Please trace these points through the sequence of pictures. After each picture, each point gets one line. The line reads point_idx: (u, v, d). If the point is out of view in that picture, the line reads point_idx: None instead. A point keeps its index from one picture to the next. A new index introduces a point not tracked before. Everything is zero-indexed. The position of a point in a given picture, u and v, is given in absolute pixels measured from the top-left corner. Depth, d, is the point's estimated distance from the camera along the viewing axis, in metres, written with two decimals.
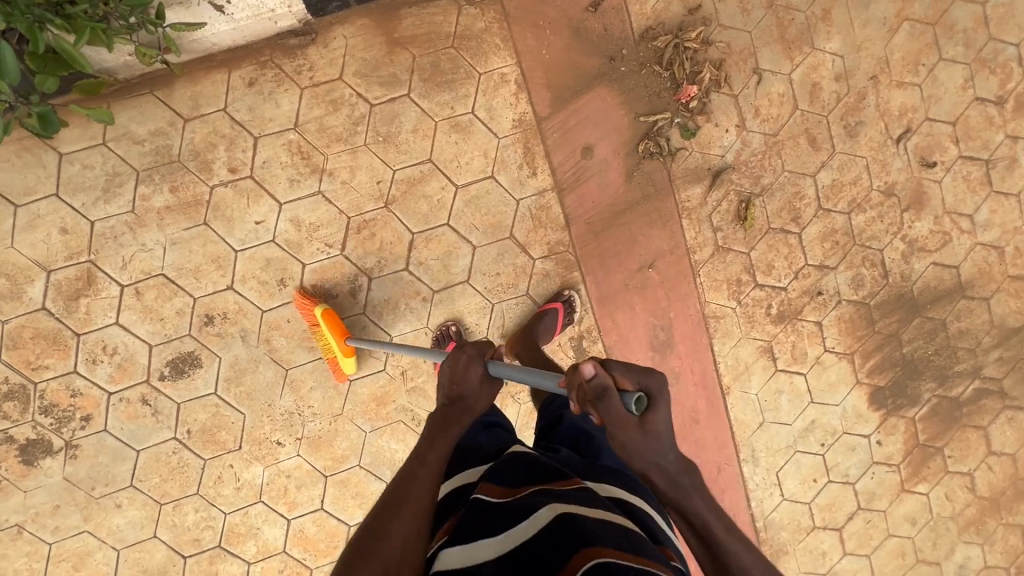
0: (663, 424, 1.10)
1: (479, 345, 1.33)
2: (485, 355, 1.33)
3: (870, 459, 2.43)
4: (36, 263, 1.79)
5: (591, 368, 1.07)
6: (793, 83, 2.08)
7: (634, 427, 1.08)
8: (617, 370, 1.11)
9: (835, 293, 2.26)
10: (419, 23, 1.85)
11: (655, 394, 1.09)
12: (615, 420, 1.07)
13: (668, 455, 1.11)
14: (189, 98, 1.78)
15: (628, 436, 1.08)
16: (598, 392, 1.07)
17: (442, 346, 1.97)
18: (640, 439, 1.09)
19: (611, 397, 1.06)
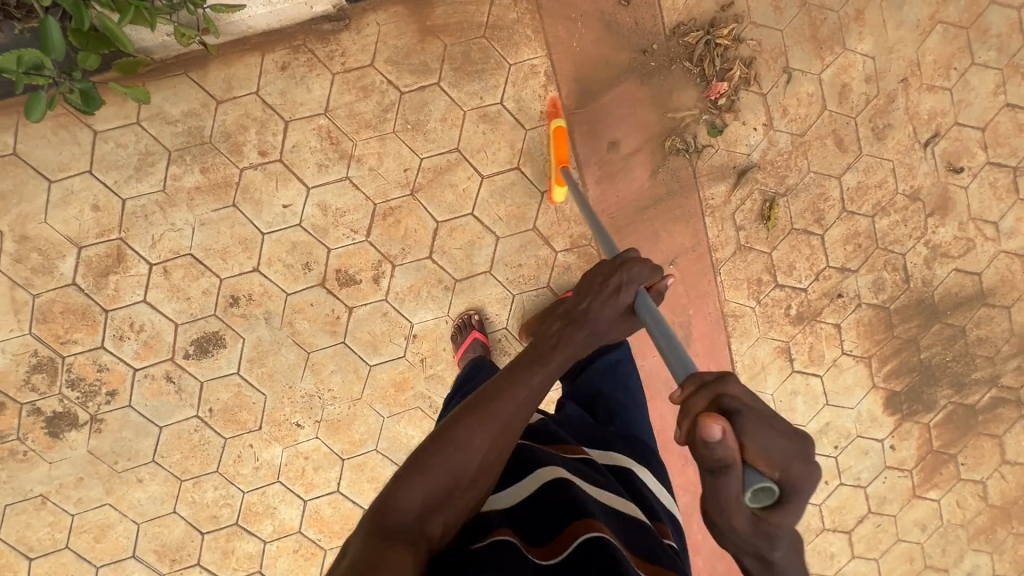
0: (784, 522, 0.79)
1: (644, 266, 1.14)
2: (641, 281, 1.14)
3: (883, 463, 2.43)
4: (68, 238, 1.82)
5: (718, 432, 0.74)
6: (823, 83, 2.07)
7: (744, 516, 0.79)
8: (759, 444, 0.76)
9: (855, 295, 2.26)
10: (451, 12, 1.86)
11: (790, 489, 0.77)
12: (719, 497, 0.78)
13: (773, 549, 0.83)
14: (222, 80, 1.80)
15: (731, 521, 0.80)
16: (716, 464, 0.75)
17: (465, 334, 2.00)
18: (744, 528, 0.81)
19: (729, 474, 0.76)
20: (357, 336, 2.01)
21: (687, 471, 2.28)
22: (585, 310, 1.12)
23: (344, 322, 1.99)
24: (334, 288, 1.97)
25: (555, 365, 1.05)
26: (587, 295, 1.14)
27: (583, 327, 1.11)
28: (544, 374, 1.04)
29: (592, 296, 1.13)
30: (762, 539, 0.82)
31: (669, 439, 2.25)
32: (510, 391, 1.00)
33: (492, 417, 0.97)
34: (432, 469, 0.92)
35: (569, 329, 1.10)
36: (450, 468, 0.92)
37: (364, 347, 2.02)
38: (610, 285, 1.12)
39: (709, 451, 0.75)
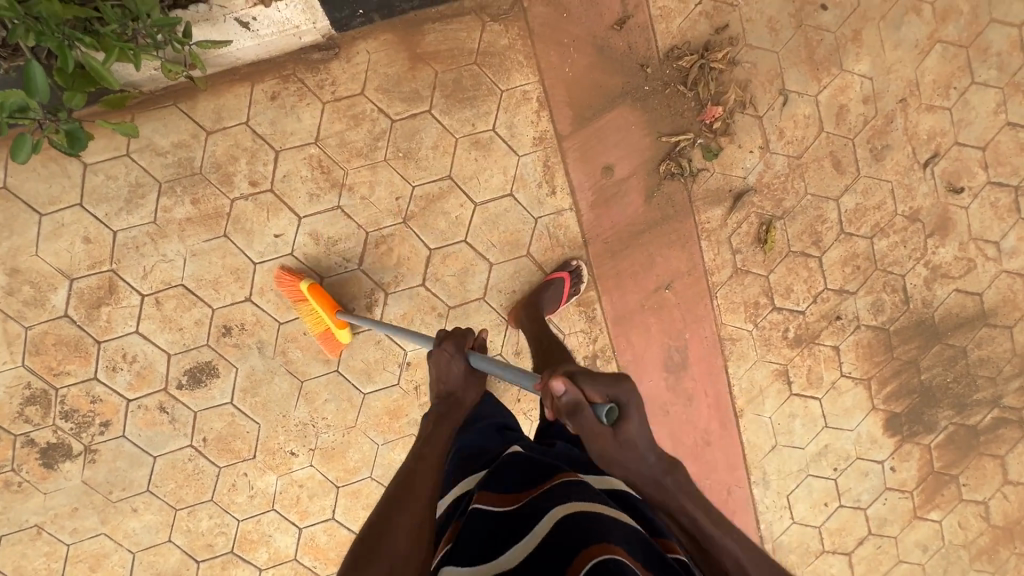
0: (632, 433, 1.06)
1: (461, 337, 1.44)
2: (463, 347, 1.43)
3: (882, 484, 2.41)
4: (59, 270, 1.82)
5: (561, 385, 1.03)
6: (820, 104, 2.04)
7: (608, 439, 1.06)
8: (588, 383, 1.05)
9: (854, 317, 2.23)
10: (442, 39, 1.83)
11: (625, 403, 1.04)
12: (588, 432, 1.05)
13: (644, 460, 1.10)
14: (212, 111, 1.79)
15: (599, 450, 1.07)
16: (569, 407, 1.04)
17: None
18: (617, 450, 1.07)
19: (584, 411, 1.03)
20: (351, 365, 2.00)
21: None
22: (448, 388, 1.42)
23: (337, 351, 1.98)
24: None
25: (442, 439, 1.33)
26: (433, 366, 1.44)
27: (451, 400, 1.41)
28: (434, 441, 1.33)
29: (438, 366, 1.42)
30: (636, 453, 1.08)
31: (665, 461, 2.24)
32: (418, 475, 1.23)
33: (410, 489, 1.19)
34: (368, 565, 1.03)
35: (440, 417, 1.38)
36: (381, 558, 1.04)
37: (358, 375, 2.01)
38: (444, 360, 1.42)
39: (563, 400, 1.04)
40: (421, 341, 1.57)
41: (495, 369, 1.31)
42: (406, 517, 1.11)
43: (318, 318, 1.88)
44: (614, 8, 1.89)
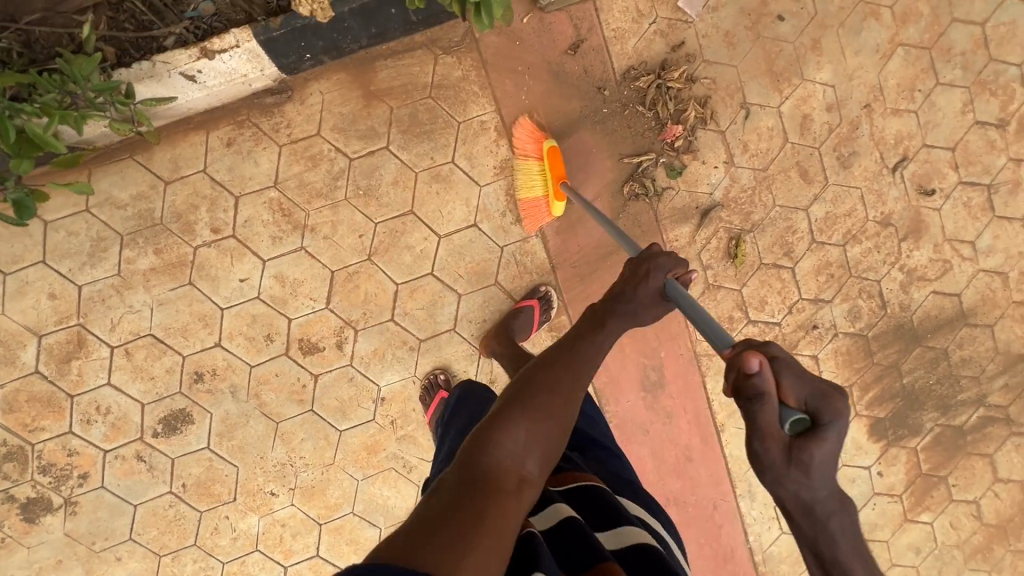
0: (820, 459, 0.83)
1: (670, 259, 1.24)
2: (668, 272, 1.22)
3: (871, 490, 2.39)
4: (27, 328, 1.82)
5: (756, 363, 0.85)
6: (782, 115, 2.03)
7: (781, 448, 0.85)
8: (788, 378, 0.86)
9: (831, 325, 2.22)
10: (395, 75, 1.83)
11: (826, 421, 0.83)
12: (757, 427, 0.86)
13: (814, 484, 0.84)
14: (168, 161, 1.79)
15: (768, 454, 0.86)
16: (755, 392, 0.85)
17: (432, 394, 1.96)
18: (781, 464, 0.85)
19: (766, 402, 0.84)
20: (325, 403, 2.00)
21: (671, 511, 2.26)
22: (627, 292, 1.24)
23: (310, 390, 1.98)
24: (297, 356, 1.96)
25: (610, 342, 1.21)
26: (622, 281, 1.25)
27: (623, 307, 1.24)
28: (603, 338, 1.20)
29: (621, 288, 1.24)
30: (811, 476, 0.84)
31: (650, 481, 2.23)
32: (587, 347, 1.19)
33: (577, 363, 1.16)
34: (523, 418, 1.04)
35: (612, 308, 1.22)
36: (538, 416, 1.06)
37: (333, 413, 2.01)
38: (641, 277, 1.23)
39: (750, 380, 0.85)
40: (630, 245, 1.41)
41: (687, 299, 1.12)
42: (572, 387, 1.12)
43: (543, 183, 1.89)
44: (566, 34, 1.88)
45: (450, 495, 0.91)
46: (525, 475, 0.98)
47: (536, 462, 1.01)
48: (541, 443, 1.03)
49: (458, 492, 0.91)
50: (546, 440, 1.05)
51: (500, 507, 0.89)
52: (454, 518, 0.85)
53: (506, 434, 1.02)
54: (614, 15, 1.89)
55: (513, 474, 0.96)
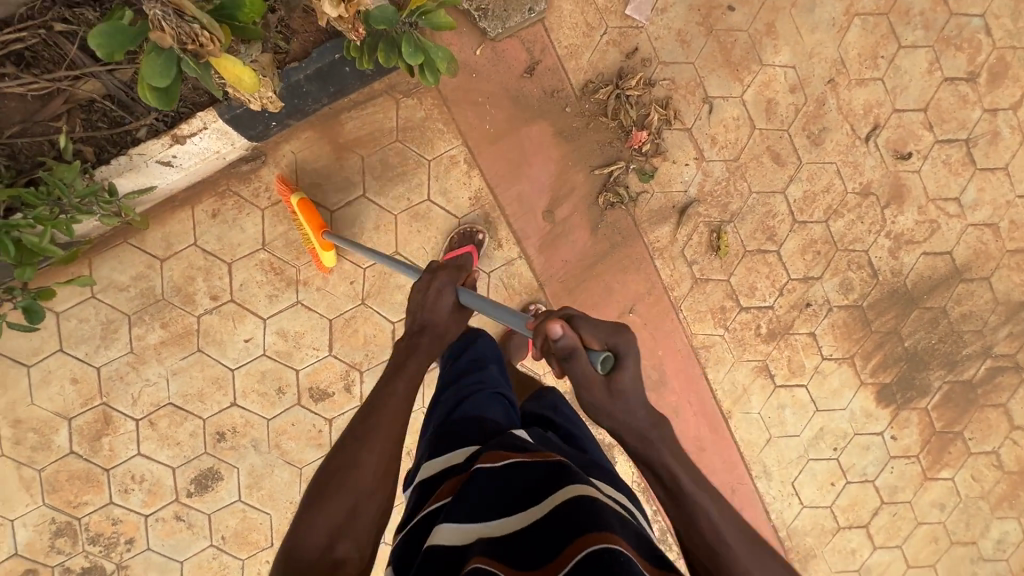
0: (629, 382, 1.09)
1: (453, 270, 1.32)
2: (456, 283, 1.31)
3: (886, 454, 2.42)
4: (57, 413, 1.94)
5: (559, 329, 1.04)
6: (746, 104, 2.04)
7: (601, 386, 1.08)
8: (586, 329, 1.08)
9: (825, 301, 2.24)
10: (360, 125, 1.88)
11: (622, 354, 1.08)
12: (580, 378, 1.07)
13: (636, 410, 1.10)
14: (160, 239, 1.88)
15: (592, 395, 1.09)
16: (569, 351, 1.05)
17: (462, 242, 1.95)
18: (604, 399, 1.09)
19: (579, 355, 1.06)
20: None
21: None
22: (425, 321, 1.29)
23: (327, 434, 2.07)
24: (309, 404, 2.05)
25: (402, 379, 1.20)
26: (415, 309, 1.30)
27: (425, 333, 1.28)
28: (404, 374, 1.22)
29: (419, 308, 1.29)
30: (631, 402, 1.10)
31: None
32: (382, 404, 1.16)
33: (371, 428, 1.13)
34: (324, 506, 1.04)
35: (412, 341, 1.28)
36: (339, 497, 1.05)
37: None
38: (433, 295, 1.28)
39: (558, 343, 1.05)
40: (407, 271, 1.57)
41: (478, 299, 1.26)
42: (372, 452, 1.10)
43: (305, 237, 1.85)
44: (521, 58, 1.90)
45: None
46: (337, 559, 1.00)
47: (349, 542, 1.03)
48: (350, 516, 1.05)
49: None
50: (358, 509, 1.06)
51: None
52: None
53: (313, 526, 1.02)
54: (564, 33, 1.91)
55: (325, 564, 0.99)
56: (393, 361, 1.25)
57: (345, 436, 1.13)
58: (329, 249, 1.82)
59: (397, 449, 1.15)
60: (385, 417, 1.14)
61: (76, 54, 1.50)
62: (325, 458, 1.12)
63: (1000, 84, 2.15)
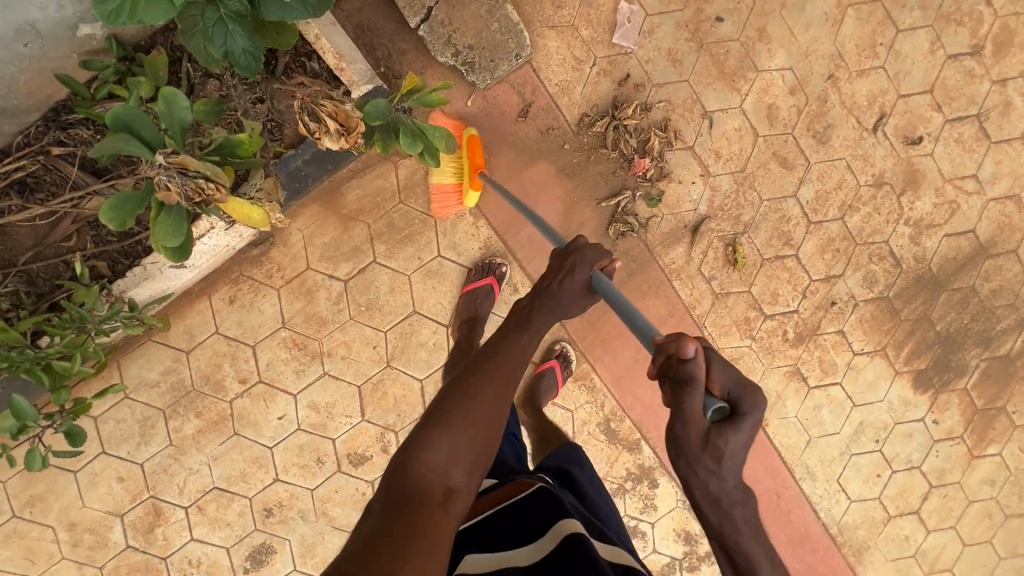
0: (732, 447, 0.96)
1: (593, 253, 1.32)
2: (593, 266, 1.31)
3: (930, 438, 2.39)
4: (108, 512, 1.98)
5: (692, 349, 0.99)
6: (747, 113, 1.99)
7: (703, 434, 0.97)
8: (716, 369, 1.00)
9: (849, 297, 2.21)
10: (363, 193, 1.88)
11: (743, 410, 0.97)
12: (682, 411, 0.97)
13: (729, 474, 0.98)
14: (183, 332, 1.90)
15: (686, 434, 0.96)
16: (683, 376, 0.97)
17: (482, 275, 1.93)
18: (700, 447, 0.96)
19: (693, 385, 0.97)
20: None
21: None
22: (546, 287, 1.32)
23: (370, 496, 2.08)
24: (350, 470, 2.06)
25: (528, 334, 1.27)
26: (547, 275, 1.34)
27: (543, 299, 1.31)
28: (529, 332, 1.28)
29: (547, 281, 1.32)
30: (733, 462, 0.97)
31: None
32: (505, 347, 1.24)
33: (492, 369, 1.19)
34: (445, 430, 1.07)
35: (536, 301, 1.31)
36: (459, 427, 1.08)
37: None
38: (568, 272, 1.31)
39: (685, 364, 0.98)
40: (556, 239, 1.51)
41: (612, 292, 1.22)
42: (494, 390, 1.15)
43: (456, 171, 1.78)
44: (513, 102, 1.87)
45: (375, 524, 0.93)
46: (451, 486, 1.02)
47: (463, 472, 1.05)
48: (467, 451, 1.07)
49: (383, 518, 0.94)
50: (473, 446, 1.09)
51: (429, 519, 0.94)
52: (388, 540, 0.88)
53: (430, 448, 1.05)
54: (554, 70, 1.88)
55: (440, 485, 1.01)
56: (516, 312, 1.33)
57: (465, 372, 1.19)
58: (476, 190, 1.77)
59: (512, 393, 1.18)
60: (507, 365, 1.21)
61: (77, 175, 1.51)
62: (444, 390, 1.17)
63: (1006, 54, 2.09)
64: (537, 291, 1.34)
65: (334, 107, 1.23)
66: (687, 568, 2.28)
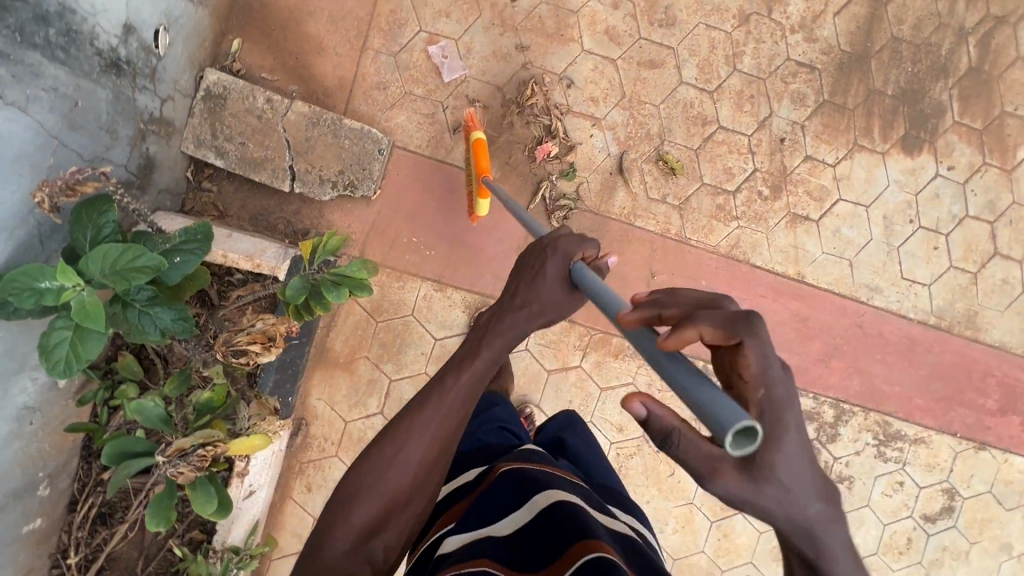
0: (784, 473, 0.69)
1: (569, 244, 1.09)
2: (571, 262, 1.07)
3: (958, 185, 2.31)
4: None
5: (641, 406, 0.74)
6: (593, 49, 2.05)
7: (738, 475, 0.69)
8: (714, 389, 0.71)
9: (792, 125, 2.19)
10: (345, 336, 2.02)
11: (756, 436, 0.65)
12: (701, 465, 0.70)
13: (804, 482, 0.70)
14: (292, 536, 2.06)
15: (729, 488, 0.69)
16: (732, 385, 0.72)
17: None
18: (745, 489, 0.69)
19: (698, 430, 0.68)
20: None
21: (838, 365, 2.32)
22: (524, 296, 1.06)
23: None
24: None
25: (483, 362, 1.02)
26: (518, 283, 1.08)
27: (517, 308, 1.06)
28: (476, 366, 1.02)
29: (518, 296, 1.07)
30: (807, 467, 0.70)
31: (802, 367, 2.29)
32: (435, 397, 1.00)
33: (418, 428, 0.99)
34: (352, 507, 0.96)
35: (495, 319, 1.06)
36: (369, 499, 0.96)
37: None
38: (540, 268, 1.08)
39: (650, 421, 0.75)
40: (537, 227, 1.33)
41: (598, 285, 1.00)
42: (416, 455, 0.98)
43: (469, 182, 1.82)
44: (407, 184, 1.98)
45: None
46: (366, 559, 0.95)
47: (380, 543, 0.98)
48: (383, 524, 0.98)
49: None
50: (392, 517, 0.99)
51: None
52: None
53: (343, 532, 0.95)
54: (419, 134, 1.98)
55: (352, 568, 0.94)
56: (466, 343, 1.07)
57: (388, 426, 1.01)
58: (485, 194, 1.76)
59: (447, 449, 1.02)
60: (455, 403, 1.00)
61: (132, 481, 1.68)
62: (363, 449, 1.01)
63: None
64: (499, 306, 1.08)
65: (248, 334, 1.33)
66: (827, 441, 2.32)
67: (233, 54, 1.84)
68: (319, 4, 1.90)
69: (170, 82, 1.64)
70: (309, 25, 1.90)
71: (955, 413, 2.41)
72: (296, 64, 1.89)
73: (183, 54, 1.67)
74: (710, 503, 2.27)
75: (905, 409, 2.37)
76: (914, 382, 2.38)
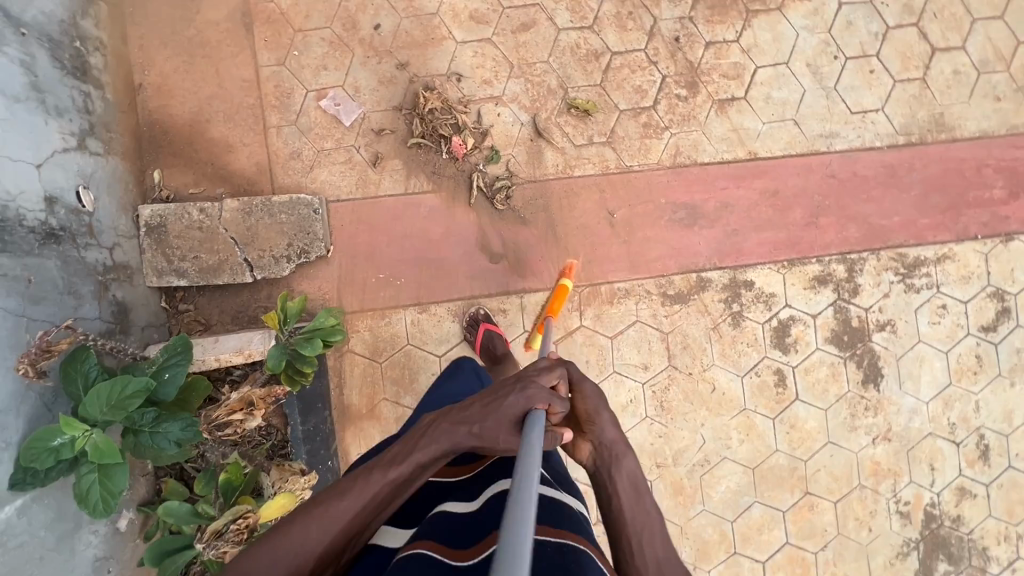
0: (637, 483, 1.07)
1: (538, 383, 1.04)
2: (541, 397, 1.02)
3: (865, 3, 2.27)
4: None
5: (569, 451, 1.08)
6: (467, 38, 2.12)
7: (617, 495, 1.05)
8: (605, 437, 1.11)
9: (680, 21, 2.20)
10: (359, 388, 2.08)
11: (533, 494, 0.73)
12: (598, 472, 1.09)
13: (624, 467, 1.09)
14: None
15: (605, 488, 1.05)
16: (585, 415, 1.12)
17: (475, 328, 2.06)
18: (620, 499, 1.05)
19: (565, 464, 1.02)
20: None
21: (830, 221, 2.27)
22: (473, 414, 1.02)
23: None
24: None
25: (412, 464, 1.00)
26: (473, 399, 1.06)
27: (462, 423, 1.02)
28: (405, 464, 1.00)
29: (466, 415, 1.03)
30: (631, 463, 1.09)
31: (793, 237, 2.25)
32: (355, 487, 0.98)
33: (332, 513, 0.95)
34: None
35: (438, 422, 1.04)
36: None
37: None
38: (496, 398, 1.03)
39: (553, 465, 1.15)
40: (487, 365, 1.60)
41: (539, 427, 0.94)
42: (323, 538, 0.93)
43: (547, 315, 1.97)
44: (353, 230, 2.07)
45: None
46: None
47: None
48: None
49: None
50: None
51: None
52: None
53: None
54: (345, 182, 2.07)
55: None
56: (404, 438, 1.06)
57: (300, 512, 0.96)
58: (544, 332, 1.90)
59: (357, 532, 0.97)
60: (376, 497, 0.97)
61: None
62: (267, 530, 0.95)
63: None
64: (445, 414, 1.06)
65: (227, 406, 1.55)
66: (850, 296, 2.27)
67: (158, 184, 1.98)
68: (212, 110, 2.02)
69: (110, 231, 1.77)
70: (212, 131, 2.02)
71: (967, 217, 2.32)
72: (216, 169, 2.02)
73: (112, 203, 1.80)
74: (764, 401, 2.24)
75: (914, 234, 2.30)
76: (912, 204, 2.31)
